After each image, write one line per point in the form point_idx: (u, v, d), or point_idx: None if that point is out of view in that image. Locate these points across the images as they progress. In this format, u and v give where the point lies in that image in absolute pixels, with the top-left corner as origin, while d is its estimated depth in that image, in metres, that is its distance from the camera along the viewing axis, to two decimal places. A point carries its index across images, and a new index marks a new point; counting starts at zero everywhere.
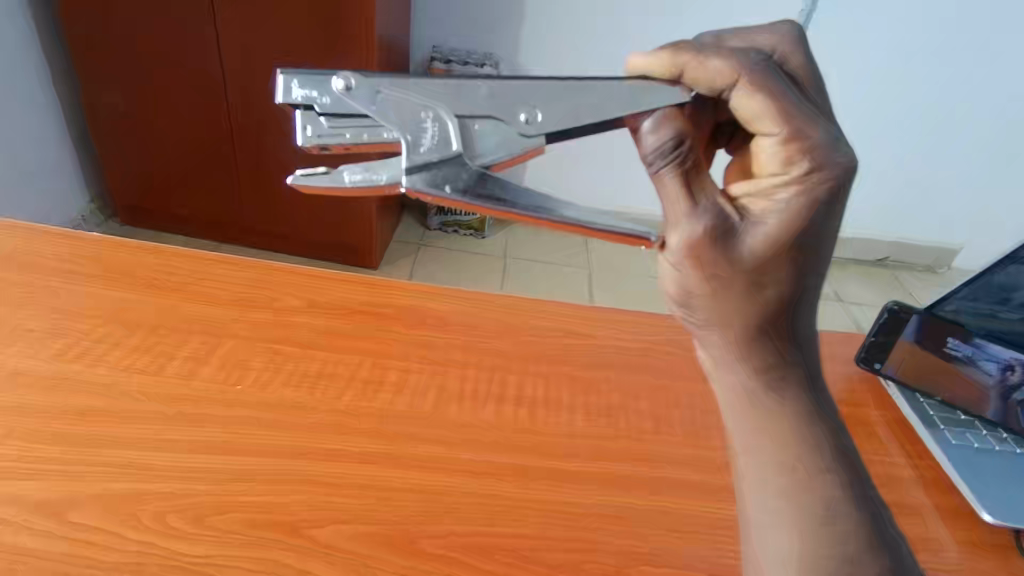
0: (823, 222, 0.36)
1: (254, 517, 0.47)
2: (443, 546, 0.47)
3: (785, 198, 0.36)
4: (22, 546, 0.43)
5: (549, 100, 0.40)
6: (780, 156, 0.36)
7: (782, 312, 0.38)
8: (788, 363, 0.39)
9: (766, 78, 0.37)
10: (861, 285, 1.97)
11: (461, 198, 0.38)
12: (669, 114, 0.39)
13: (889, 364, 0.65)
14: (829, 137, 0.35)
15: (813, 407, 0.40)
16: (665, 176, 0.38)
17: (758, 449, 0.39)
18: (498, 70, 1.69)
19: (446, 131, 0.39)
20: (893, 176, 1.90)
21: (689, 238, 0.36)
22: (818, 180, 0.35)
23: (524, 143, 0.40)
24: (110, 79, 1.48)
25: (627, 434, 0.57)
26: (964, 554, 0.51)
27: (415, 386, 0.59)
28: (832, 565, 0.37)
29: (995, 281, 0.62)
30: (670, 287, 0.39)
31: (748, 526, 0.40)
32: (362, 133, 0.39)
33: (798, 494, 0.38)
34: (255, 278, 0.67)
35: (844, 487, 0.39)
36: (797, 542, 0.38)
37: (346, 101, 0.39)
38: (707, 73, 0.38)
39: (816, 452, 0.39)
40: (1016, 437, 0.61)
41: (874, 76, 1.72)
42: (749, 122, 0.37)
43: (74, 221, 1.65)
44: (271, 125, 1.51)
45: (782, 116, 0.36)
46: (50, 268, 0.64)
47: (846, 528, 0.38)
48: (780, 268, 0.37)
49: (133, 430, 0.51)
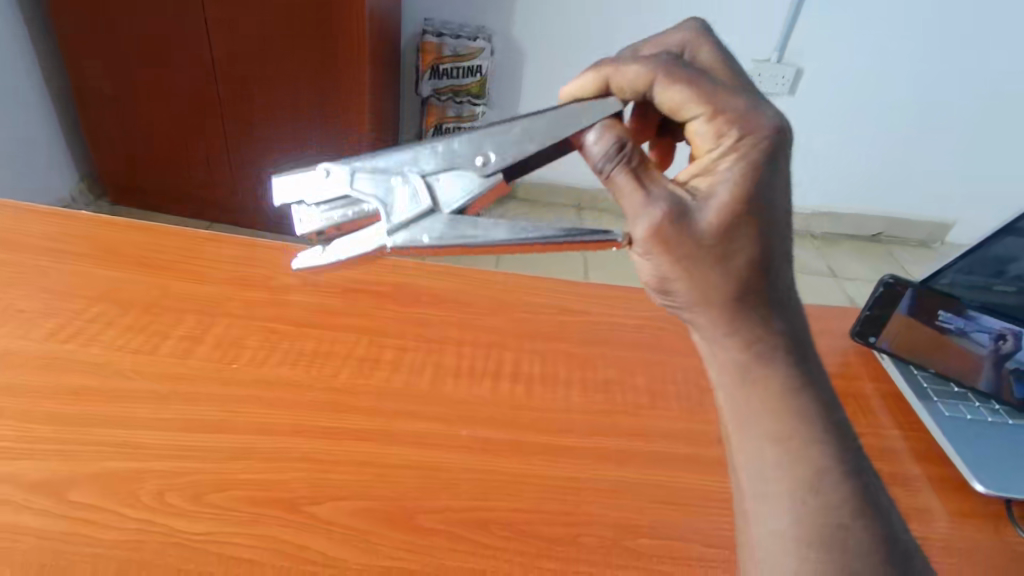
0: (769, 186, 0.37)
1: (254, 494, 0.47)
2: (441, 521, 0.47)
3: (728, 168, 0.37)
4: (22, 526, 0.43)
5: (498, 140, 0.43)
6: (711, 133, 0.38)
7: (758, 282, 0.38)
8: (772, 334, 0.39)
9: (679, 67, 0.39)
10: (853, 258, 1.97)
11: (438, 244, 0.42)
12: (608, 123, 0.41)
13: (883, 337, 0.65)
14: (749, 106, 0.38)
15: (801, 377, 0.40)
16: (615, 176, 0.39)
17: (752, 420, 0.39)
18: (490, 45, 1.68)
19: (415, 189, 0.43)
20: (888, 151, 1.89)
21: (652, 224, 0.37)
22: (751, 144, 0.37)
23: (483, 183, 0.43)
24: (96, 57, 1.45)
25: (623, 409, 0.58)
26: (955, 524, 0.52)
27: (411, 363, 0.59)
28: (827, 532, 0.37)
29: (992, 254, 0.62)
30: (648, 275, 0.40)
31: (746, 498, 0.40)
32: (351, 212, 0.44)
33: (791, 463, 0.38)
34: (247, 257, 0.67)
35: (836, 453, 0.39)
36: (793, 508, 0.38)
37: (330, 187, 0.44)
38: (628, 77, 0.41)
39: (808, 420, 0.39)
40: (1009, 409, 0.61)
41: (861, 69, 1.73)
42: (675, 111, 0.40)
43: (62, 201, 1.64)
44: (261, 104, 1.47)
45: (701, 98, 0.38)
46: (39, 248, 0.63)
47: (843, 494, 0.38)
48: (743, 238, 0.37)
49: (128, 408, 0.51)
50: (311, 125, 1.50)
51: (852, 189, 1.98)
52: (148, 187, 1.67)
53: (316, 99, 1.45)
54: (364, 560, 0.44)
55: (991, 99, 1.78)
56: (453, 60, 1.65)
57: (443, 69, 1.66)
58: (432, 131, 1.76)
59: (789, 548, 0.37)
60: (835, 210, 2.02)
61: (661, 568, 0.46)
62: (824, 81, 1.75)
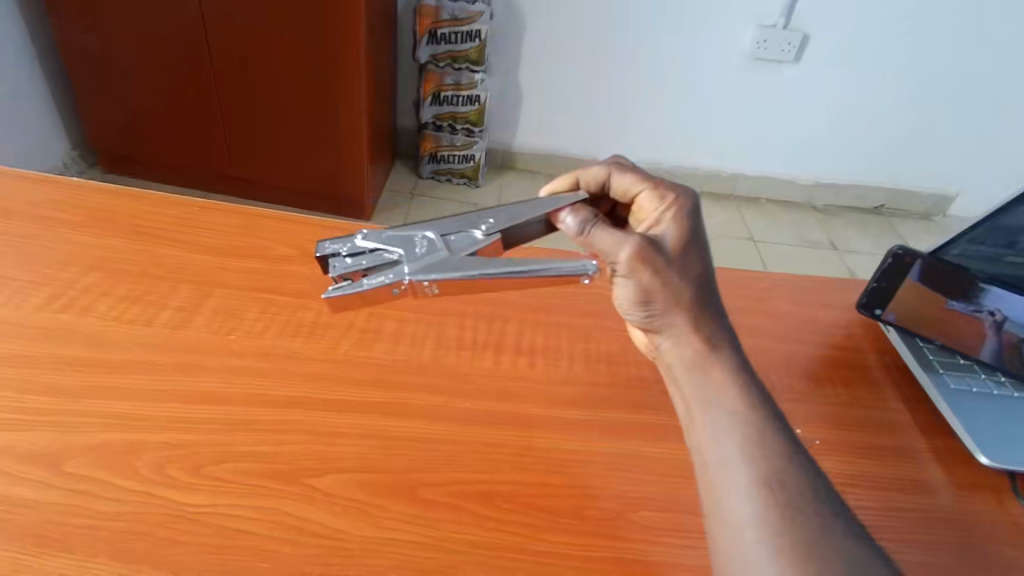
0: (697, 228, 0.48)
1: (255, 467, 0.46)
2: (443, 493, 0.47)
3: (671, 218, 0.48)
4: (20, 498, 0.43)
5: (500, 210, 0.48)
6: (655, 197, 0.49)
7: (705, 293, 0.45)
8: (719, 329, 0.44)
9: (625, 162, 0.52)
10: (857, 233, 1.95)
11: (445, 274, 0.44)
12: (579, 205, 0.48)
13: (890, 309, 0.64)
14: (672, 180, 0.51)
15: (744, 361, 0.43)
16: (599, 232, 0.45)
17: (709, 396, 0.41)
18: (490, 9, 1.63)
19: (431, 241, 0.46)
20: (891, 123, 1.87)
21: (634, 250, 0.43)
22: (684, 198, 0.49)
23: (486, 239, 0.47)
24: (83, 20, 1.41)
25: (626, 381, 0.57)
26: (957, 497, 0.52)
27: (413, 335, 0.58)
28: (769, 477, 0.37)
29: (1001, 224, 0.60)
30: (628, 295, 0.45)
31: (705, 468, 0.40)
32: (375, 259, 0.46)
33: (738, 424, 0.40)
34: (244, 224, 0.66)
35: (775, 416, 0.40)
36: (745, 461, 0.38)
37: (363, 243, 0.46)
38: (591, 173, 0.52)
39: (750, 391, 0.41)
40: (1015, 380, 0.60)
41: (871, 31, 1.68)
42: (628, 191, 0.51)
43: (55, 169, 1.62)
44: (253, 63, 1.43)
45: (646, 177, 0.50)
46: (32, 216, 0.62)
47: (782, 447, 0.39)
48: (692, 258, 0.46)
49: (126, 379, 0.50)
50: (305, 92, 1.46)
51: (856, 162, 1.96)
52: (142, 156, 1.64)
53: (310, 66, 1.42)
54: (366, 531, 0.44)
55: (1001, 65, 1.74)
56: (451, 23, 1.60)
57: (442, 33, 1.62)
58: (431, 98, 1.73)
59: (745, 495, 0.37)
60: (837, 179, 2.00)
61: (665, 541, 0.46)
62: (829, 51, 1.73)
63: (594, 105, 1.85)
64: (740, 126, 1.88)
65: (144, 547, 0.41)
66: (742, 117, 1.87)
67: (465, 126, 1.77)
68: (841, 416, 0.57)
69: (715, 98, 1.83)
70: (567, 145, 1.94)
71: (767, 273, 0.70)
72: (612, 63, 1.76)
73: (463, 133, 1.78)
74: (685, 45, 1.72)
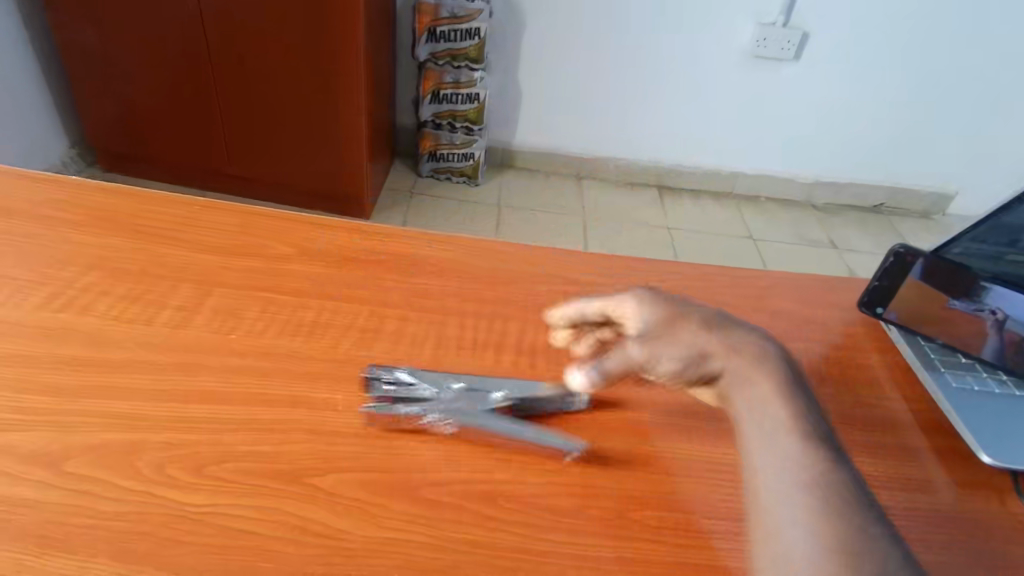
0: None
1: (256, 467, 0.46)
2: (445, 493, 0.46)
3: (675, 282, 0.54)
4: (20, 498, 0.43)
5: None
6: None
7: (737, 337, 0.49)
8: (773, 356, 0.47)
9: None
10: (856, 231, 1.95)
11: None
12: None
13: (891, 308, 0.65)
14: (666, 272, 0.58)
15: (798, 382, 0.46)
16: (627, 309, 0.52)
17: (761, 409, 0.44)
18: (489, 7, 1.63)
19: None
20: (890, 121, 1.87)
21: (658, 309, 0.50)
22: None
23: None
24: (81, 18, 1.41)
25: (627, 381, 0.57)
26: (960, 495, 0.52)
27: (414, 335, 0.58)
28: (812, 481, 0.40)
29: (1003, 223, 0.59)
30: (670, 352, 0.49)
31: (752, 473, 0.42)
32: None
33: (787, 433, 0.42)
34: (244, 223, 0.65)
35: (824, 431, 0.43)
36: (791, 466, 0.41)
37: None
38: None
39: (800, 406, 0.44)
40: (1016, 379, 0.60)
41: (870, 29, 1.69)
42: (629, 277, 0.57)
43: (53, 167, 1.61)
44: (252, 61, 1.43)
45: None
46: (31, 215, 0.62)
47: (826, 456, 0.41)
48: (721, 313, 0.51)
49: (126, 378, 0.50)
50: (304, 89, 1.46)
51: (855, 160, 1.97)
52: (141, 154, 1.64)
53: (308, 64, 1.42)
54: (368, 531, 0.44)
55: (999, 64, 1.75)
56: (451, 21, 1.60)
57: (441, 31, 1.62)
58: (430, 96, 1.72)
59: (789, 497, 0.39)
60: (837, 177, 2.00)
61: (668, 540, 0.46)
62: (828, 50, 1.73)
63: (593, 105, 1.85)
64: (738, 125, 1.88)
65: (145, 547, 0.41)
66: (741, 116, 1.87)
67: (464, 124, 1.77)
68: (843, 415, 0.57)
69: (714, 96, 1.83)
70: (566, 144, 1.94)
71: (766, 271, 0.70)
72: (610, 62, 1.76)
73: (462, 132, 1.78)
74: (683, 44, 1.72)
